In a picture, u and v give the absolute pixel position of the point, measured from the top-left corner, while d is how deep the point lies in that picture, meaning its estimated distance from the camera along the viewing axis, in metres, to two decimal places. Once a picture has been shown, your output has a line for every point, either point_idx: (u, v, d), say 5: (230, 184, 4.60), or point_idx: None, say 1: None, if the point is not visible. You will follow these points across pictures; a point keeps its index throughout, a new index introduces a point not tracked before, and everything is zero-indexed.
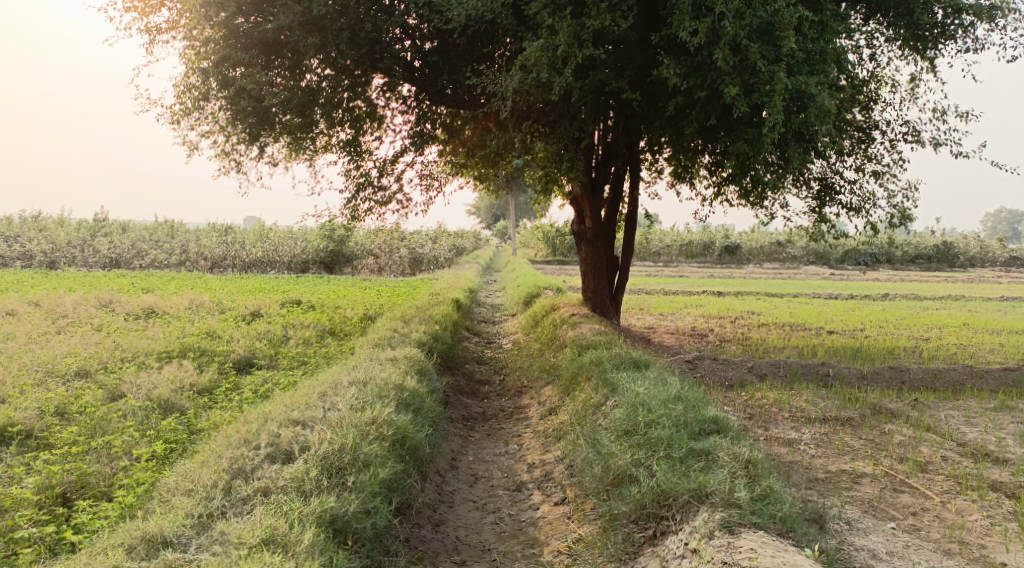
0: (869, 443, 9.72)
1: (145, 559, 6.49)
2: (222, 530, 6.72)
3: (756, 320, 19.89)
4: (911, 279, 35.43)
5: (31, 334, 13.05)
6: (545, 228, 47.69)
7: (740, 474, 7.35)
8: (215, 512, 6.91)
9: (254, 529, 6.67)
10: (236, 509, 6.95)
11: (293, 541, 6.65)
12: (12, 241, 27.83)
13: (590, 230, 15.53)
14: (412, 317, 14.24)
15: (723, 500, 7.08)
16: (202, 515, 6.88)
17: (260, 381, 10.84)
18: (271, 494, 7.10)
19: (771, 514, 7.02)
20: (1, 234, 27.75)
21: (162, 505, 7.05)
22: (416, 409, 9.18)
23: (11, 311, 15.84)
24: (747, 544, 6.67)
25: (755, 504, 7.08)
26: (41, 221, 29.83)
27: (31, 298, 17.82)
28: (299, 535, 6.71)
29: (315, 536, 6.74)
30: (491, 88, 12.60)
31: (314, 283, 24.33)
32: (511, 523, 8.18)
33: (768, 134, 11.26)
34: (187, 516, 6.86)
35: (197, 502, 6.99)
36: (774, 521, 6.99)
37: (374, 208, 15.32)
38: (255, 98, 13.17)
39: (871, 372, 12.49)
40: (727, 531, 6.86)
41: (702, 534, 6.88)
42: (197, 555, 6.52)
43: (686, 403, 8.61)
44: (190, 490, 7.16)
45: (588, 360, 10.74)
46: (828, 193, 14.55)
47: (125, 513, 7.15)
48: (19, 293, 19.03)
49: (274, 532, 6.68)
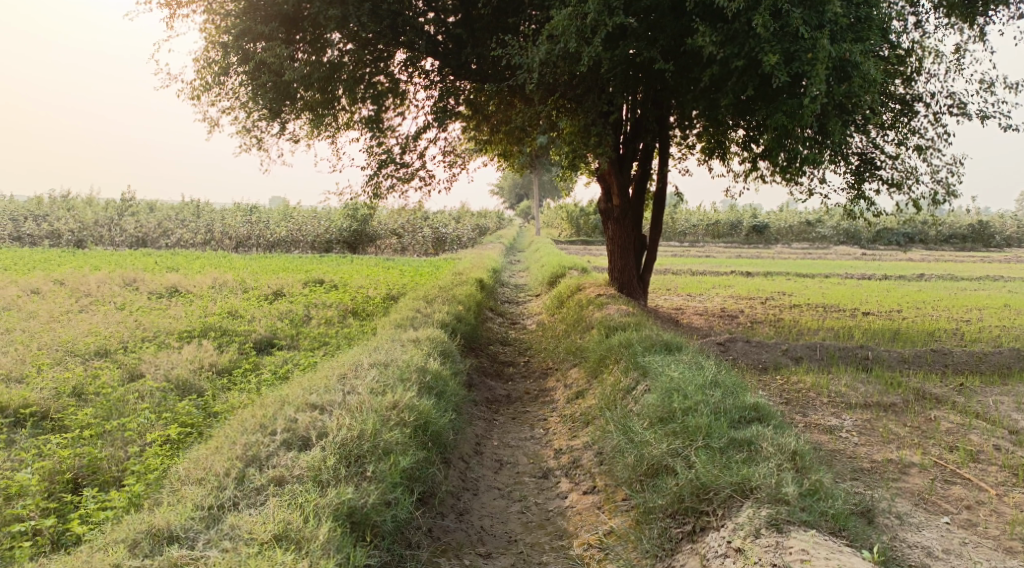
0: (915, 430, 9.26)
1: (149, 555, 6.19)
2: (232, 524, 6.39)
3: (788, 301, 19.36)
4: (945, 260, 34.63)
5: (53, 312, 12.86)
6: (571, 208, 47.17)
7: (787, 466, 6.90)
8: (226, 503, 6.59)
9: (267, 524, 6.34)
10: (248, 500, 6.62)
11: (308, 537, 6.31)
12: (40, 219, 27.86)
13: (617, 208, 15.03)
14: (436, 297, 13.88)
15: (769, 496, 6.65)
16: (213, 506, 6.55)
17: (281, 363, 10.54)
18: (285, 484, 6.76)
19: (822, 511, 6.57)
20: (29, 213, 27.76)
21: (171, 494, 6.73)
22: (440, 393, 8.83)
23: (35, 288, 15.70)
24: (798, 544, 6.26)
25: (805, 500, 6.63)
26: (69, 200, 29.84)
27: (55, 276, 17.67)
28: (314, 530, 6.35)
29: (332, 531, 6.39)
30: (516, 59, 12.12)
31: (339, 262, 24.10)
32: (538, 512, 7.81)
33: (809, 106, 10.73)
34: (197, 508, 6.54)
35: (208, 492, 6.67)
36: (826, 518, 6.55)
37: (396, 185, 14.96)
38: (274, 73, 12.84)
39: (912, 356, 12.00)
40: (775, 529, 6.45)
41: (747, 532, 6.48)
42: (205, 552, 6.20)
43: (723, 389, 8.18)
44: (201, 478, 6.84)
45: (617, 342, 10.34)
46: (868, 168, 13.97)
47: (134, 502, 6.86)
48: (43, 271, 18.92)
49: (287, 528, 6.34)
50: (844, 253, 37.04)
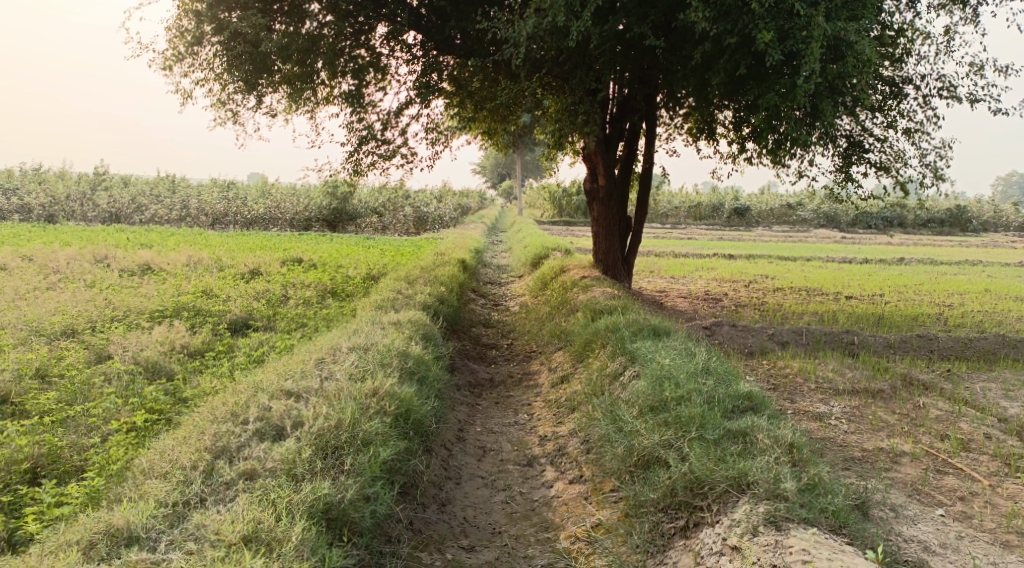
0: (904, 418, 9.07)
1: (106, 558, 5.85)
2: (198, 523, 6.06)
3: (771, 284, 19.16)
4: (924, 244, 34.64)
5: (21, 289, 12.44)
6: (552, 188, 46.81)
7: (784, 460, 6.68)
8: (192, 499, 6.26)
9: (236, 524, 6.01)
10: (217, 496, 6.29)
11: (281, 536, 6.01)
12: (11, 193, 27.16)
13: (602, 188, 14.70)
14: (416, 278, 13.54)
15: (767, 491, 6.43)
16: (178, 503, 6.22)
17: (256, 345, 10.20)
18: (256, 478, 6.44)
19: (822, 508, 6.35)
20: None
21: (133, 489, 6.39)
22: (421, 378, 8.54)
23: (3, 265, 15.22)
24: (799, 544, 6.04)
25: (803, 496, 6.41)
26: (41, 174, 29.13)
27: (23, 252, 17.16)
28: (288, 530, 6.05)
29: (306, 531, 6.09)
30: (502, 33, 11.76)
31: (318, 241, 23.69)
32: (523, 502, 7.56)
33: (802, 86, 10.49)
34: (160, 506, 6.20)
35: (173, 487, 6.34)
36: (825, 515, 6.34)
37: (377, 162, 14.59)
38: (251, 44, 12.43)
39: (898, 341, 11.81)
40: (773, 527, 6.23)
41: (745, 530, 6.26)
42: (168, 554, 5.87)
43: (715, 377, 7.96)
44: (166, 472, 6.51)
45: (603, 326, 10.09)
46: (856, 151, 13.74)
47: (94, 498, 6.51)
48: (11, 246, 18.39)
49: (258, 529, 6.02)
50: (825, 236, 36.93)
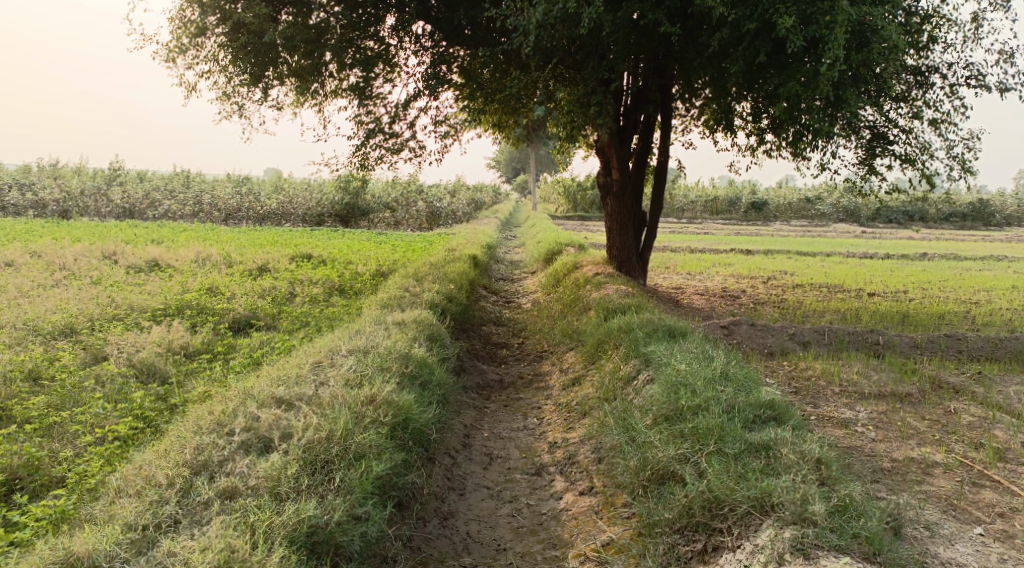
0: (935, 425, 8.55)
1: None
2: (168, 549, 5.66)
3: (790, 280, 18.59)
4: (946, 239, 33.84)
5: (24, 286, 12.11)
6: (568, 182, 46.29)
7: (812, 479, 6.23)
8: (164, 522, 5.86)
9: (209, 551, 5.60)
10: (193, 518, 5.90)
11: (259, 563, 5.61)
12: (26, 188, 26.99)
13: (616, 182, 14.19)
14: (425, 275, 13.11)
15: (793, 515, 5.98)
16: (149, 527, 5.82)
17: (257, 345, 9.80)
18: (237, 498, 6.04)
19: (854, 533, 5.90)
20: (15, 181, 26.89)
21: (104, 509, 6.00)
22: (423, 383, 8.11)
23: (10, 261, 14.93)
24: None
25: (834, 520, 5.97)
26: (58, 169, 28.94)
27: (34, 248, 16.90)
28: (268, 557, 5.64)
29: (285, 559, 5.68)
30: (511, 21, 11.29)
31: (329, 237, 23.28)
32: (530, 516, 7.12)
33: (827, 74, 9.98)
34: (129, 529, 5.81)
35: (146, 508, 5.94)
36: (858, 541, 5.89)
37: (385, 156, 14.17)
38: (256, 34, 12.04)
39: (924, 341, 11.27)
40: (800, 555, 5.79)
41: (770, 557, 5.81)
42: None
43: (736, 384, 7.50)
44: (140, 489, 6.11)
45: (616, 326, 9.63)
46: (880, 142, 13.18)
47: (59, 521, 6.11)
48: (23, 242, 18.12)
49: (231, 557, 5.61)
50: (844, 231, 36.17)
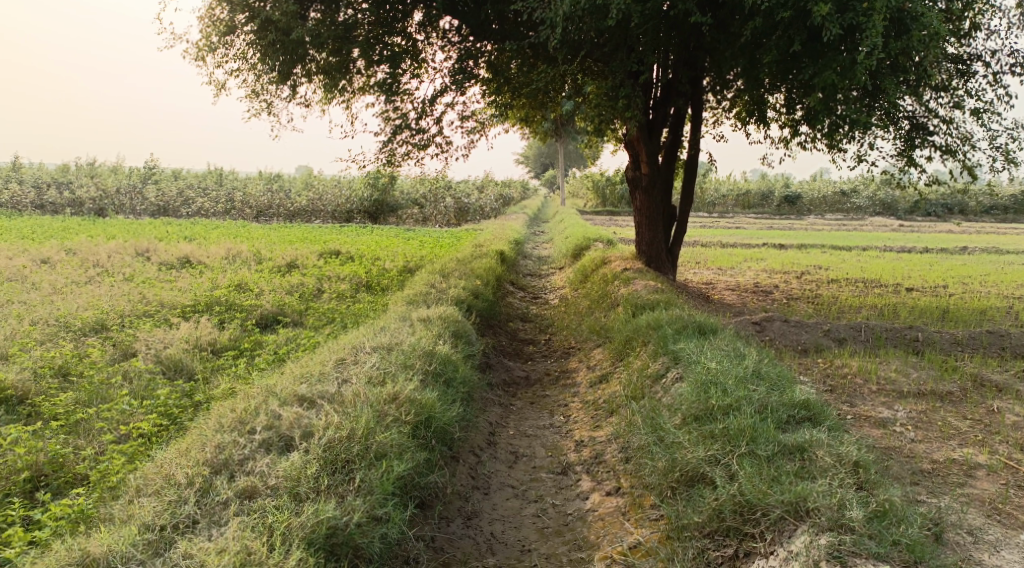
0: (977, 424, 8.27)
1: None
2: (185, 551, 5.58)
3: (825, 276, 18.22)
4: (985, 232, 33.11)
5: (57, 282, 12.16)
6: (597, 178, 46.04)
7: (849, 483, 6.02)
8: (183, 522, 5.78)
9: (226, 553, 5.52)
10: (211, 518, 5.81)
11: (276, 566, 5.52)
12: (63, 187, 27.35)
13: (645, 176, 13.97)
14: (452, 271, 12.98)
15: (829, 520, 5.79)
16: (166, 527, 5.75)
17: (284, 342, 9.73)
18: (256, 498, 5.95)
19: (893, 540, 5.69)
20: (52, 180, 27.25)
21: (123, 509, 5.93)
22: (448, 380, 7.98)
23: (45, 257, 15.04)
24: None
25: (872, 526, 5.76)
26: (94, 168, 29.28)
27: (68, 245, 17.02)
28: (287, 559, 5.55)
29: (302, 562, 5.59)
30: (537, 14, 11.12)
31: (358, 233, 23.26)
32: (556, 516, 6.97)
33: (865, 62, 9.72)
34: (147, 530, 5.73)
35: (165, 508, 5.86)
36: (898, 549, 5.68)
37: (412, 153, 14.07)
38: (284, 31, 11.97)
39: (965, 338, 10.94)
40: (836, 562, 5.59)
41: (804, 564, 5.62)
42: None
43: (768, 383, 7.28)
44: (160, 489, 6.04)
45: (644, 323, 9.44)
46: (919, 133, 12.83)
47: (79, 520, 6.04)
48: (58, 240, 18.27)
49: (248, 560, 5.52)
50: (880, 225, 35.57)
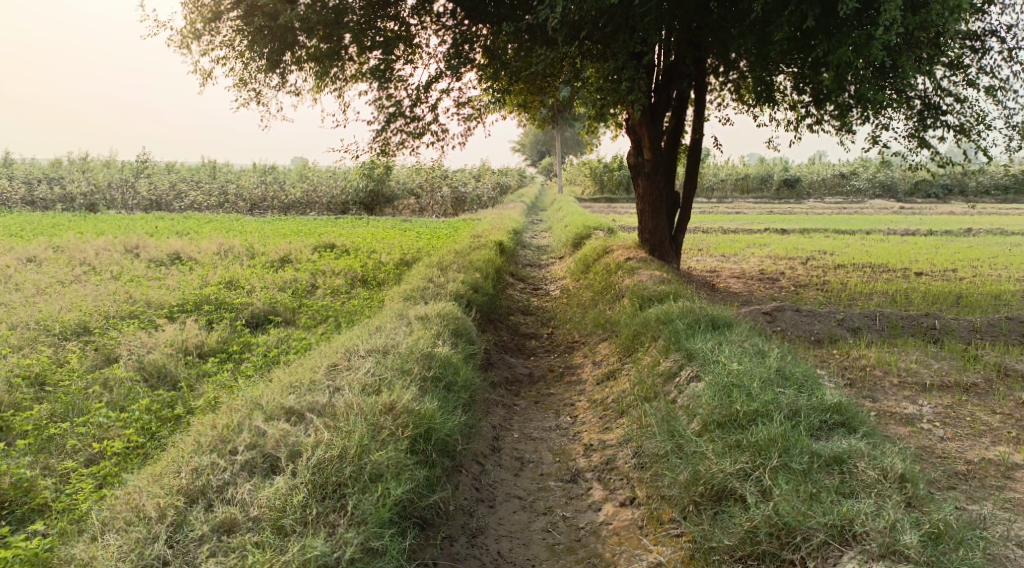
0: (1009, 420, 7.76)
1: None
2: None
3: (830, 261, 17.68)
4: (986, 212, 32.62)
5: (40, 282, 11.63)
6: (594, 165, 45.48)
7: (897, 502, 5.56)
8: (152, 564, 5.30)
9: None
10: (184, 558, 5.33)
11: None
12: (54, 182, 26.70)
13: (648, 162, 13.42)
14: (449, 264, 12.43)
15: (880, 548, 5.36)
16: None
17: (275, 343, 9.20)
18: (236, 532, 5.46)
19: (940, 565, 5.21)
20: (43, 174, 26.61)
21: (86, 549, 5.43)
22: (448, 385, 7.45)
23: (31, 255, 14.48)
24: None
25: (923, 551, 5.30)
26: (86, 162, 28.67)
27: (56, 242, 16.42)
28: None
29: None
30: None
31: (354, 225, 22.68)
32: (567, 531, 6.46)
33: (884, 36, 9.15)
34: None
35: (131, 548, 5.37)
36: None
37: (407, 141, 13.50)
38: (271, 17, 11.38)
39: (985, 325, 10.36)
40: None
41: None
42: None
43: (794, 384, 6.77)
44: (127, 524, 5.55)
45: (653, 316, 8.91)
46: (932, 113, 12.29)
47: (35, 561, 5.53)
48: (46, 237, 17.69)
49: None
50: (882, 207, 35.00)
